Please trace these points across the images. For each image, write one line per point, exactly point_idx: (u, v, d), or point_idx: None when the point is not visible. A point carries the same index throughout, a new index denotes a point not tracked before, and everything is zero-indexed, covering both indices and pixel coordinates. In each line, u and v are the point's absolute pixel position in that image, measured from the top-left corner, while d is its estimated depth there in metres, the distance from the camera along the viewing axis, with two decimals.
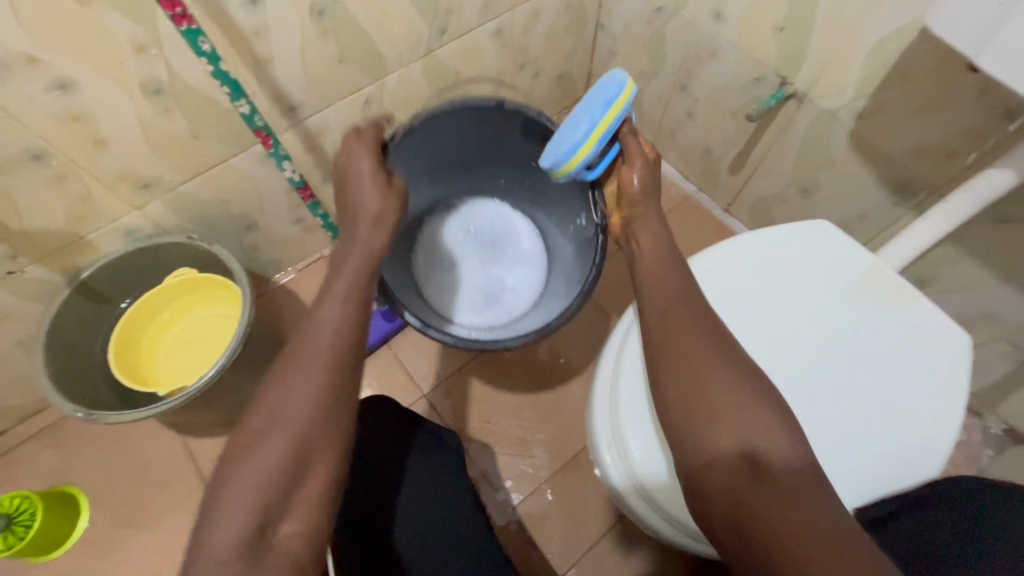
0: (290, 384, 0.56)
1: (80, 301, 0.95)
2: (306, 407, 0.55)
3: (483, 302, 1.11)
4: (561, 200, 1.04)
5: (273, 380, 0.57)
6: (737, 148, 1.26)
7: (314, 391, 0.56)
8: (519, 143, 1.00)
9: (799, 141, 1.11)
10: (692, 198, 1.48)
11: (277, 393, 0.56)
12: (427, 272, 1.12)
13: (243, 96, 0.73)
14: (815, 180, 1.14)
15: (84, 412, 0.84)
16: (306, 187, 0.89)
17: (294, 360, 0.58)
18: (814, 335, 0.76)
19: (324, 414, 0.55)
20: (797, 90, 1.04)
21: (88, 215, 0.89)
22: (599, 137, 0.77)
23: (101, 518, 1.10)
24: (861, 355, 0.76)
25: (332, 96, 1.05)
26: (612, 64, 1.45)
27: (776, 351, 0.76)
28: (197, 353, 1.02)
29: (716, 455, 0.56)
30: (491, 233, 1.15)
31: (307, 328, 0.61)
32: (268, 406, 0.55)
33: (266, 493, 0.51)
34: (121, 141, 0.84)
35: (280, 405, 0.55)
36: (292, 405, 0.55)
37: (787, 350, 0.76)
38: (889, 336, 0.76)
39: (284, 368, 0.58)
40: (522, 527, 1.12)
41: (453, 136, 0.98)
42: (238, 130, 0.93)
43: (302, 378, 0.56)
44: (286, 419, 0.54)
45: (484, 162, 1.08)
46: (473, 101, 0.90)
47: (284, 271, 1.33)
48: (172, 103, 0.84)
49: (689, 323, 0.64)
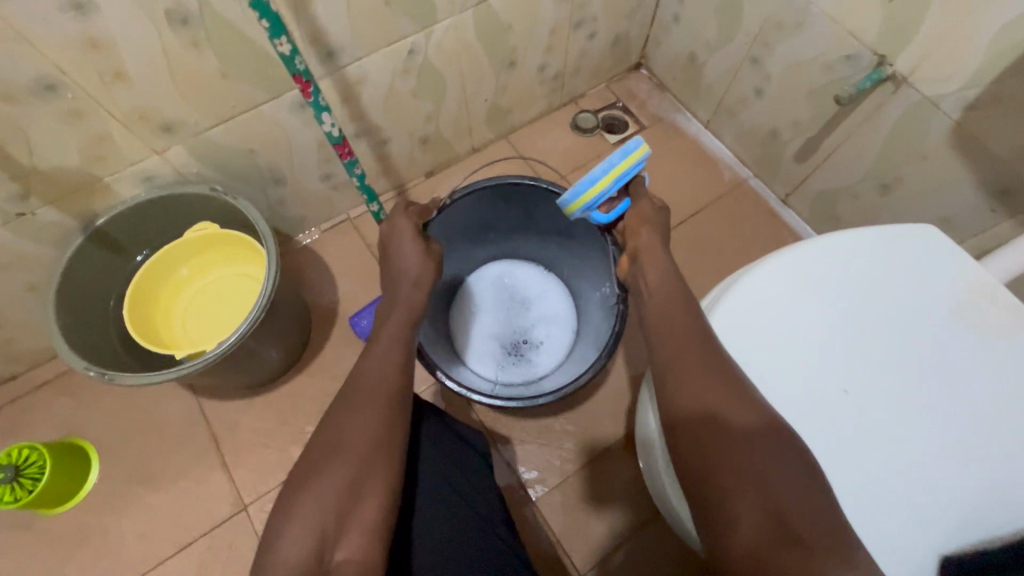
0: (349, 411, 0.59)
1: (95, 249, 0.89)
2: (364, 435, 0.58)
3: (510, 359, 1.06)
4: (591, 266, 1.00)
5: (333, 410, 0.60)
6: (809, 133, 1.15)
7: (370, 421, 0.59)
8: (551, 214, 0.98)
9: (886, 131, 1.00)
10: (748, 184, 1.36)
11: (338, 421, 0.59)
12: (458, 328, 1.08)
13: (284, 33, 0.63)
14: (897, 176, 1.03)
15: (97, 371, 0.78)
16: (345, 143, 0.80)
17: (351, 390, 0.61)
18: (915, 357, 0.68)
19: (380, 441, 0.58)
20: (895, 72, 0.93)
21: (105, 157, 0.82)
22: (617, 180, 0.72)
23: (111, 475, 1.06)
24: (960, 385, 0.67)
25: (374, 43, 0.95)
26: (674, 30, 1.32)
27: (862, 373, 0.67)
28: (217, 313, 0.96)
29: (744, 521, 0.50)
30: (526, 296, 1.11)
31: (364, 360, 0.64)
32: (329, 430, 0.58)
33: (331, 512, 0.54)
34: (143, 76, 0.75)
35: (340, 431, 0.58)
36: (355, 434, 0.58)
37: (882, 372, 0.67)
38: (1000, 363, 0.67)
39: (342, 398, 0.61)
40: (546, 529, 1.06)
41: (484, 208, 0.97)
42: (271, 73, 0.84)
43: (360, 408, 0.59)
44: (346, 444, 0.57)
45: (517, 235, 1.06)
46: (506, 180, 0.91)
47: (308, 231, 1.25)
48: (201, 36, 0.74)
49: (703, 368, 0.59)
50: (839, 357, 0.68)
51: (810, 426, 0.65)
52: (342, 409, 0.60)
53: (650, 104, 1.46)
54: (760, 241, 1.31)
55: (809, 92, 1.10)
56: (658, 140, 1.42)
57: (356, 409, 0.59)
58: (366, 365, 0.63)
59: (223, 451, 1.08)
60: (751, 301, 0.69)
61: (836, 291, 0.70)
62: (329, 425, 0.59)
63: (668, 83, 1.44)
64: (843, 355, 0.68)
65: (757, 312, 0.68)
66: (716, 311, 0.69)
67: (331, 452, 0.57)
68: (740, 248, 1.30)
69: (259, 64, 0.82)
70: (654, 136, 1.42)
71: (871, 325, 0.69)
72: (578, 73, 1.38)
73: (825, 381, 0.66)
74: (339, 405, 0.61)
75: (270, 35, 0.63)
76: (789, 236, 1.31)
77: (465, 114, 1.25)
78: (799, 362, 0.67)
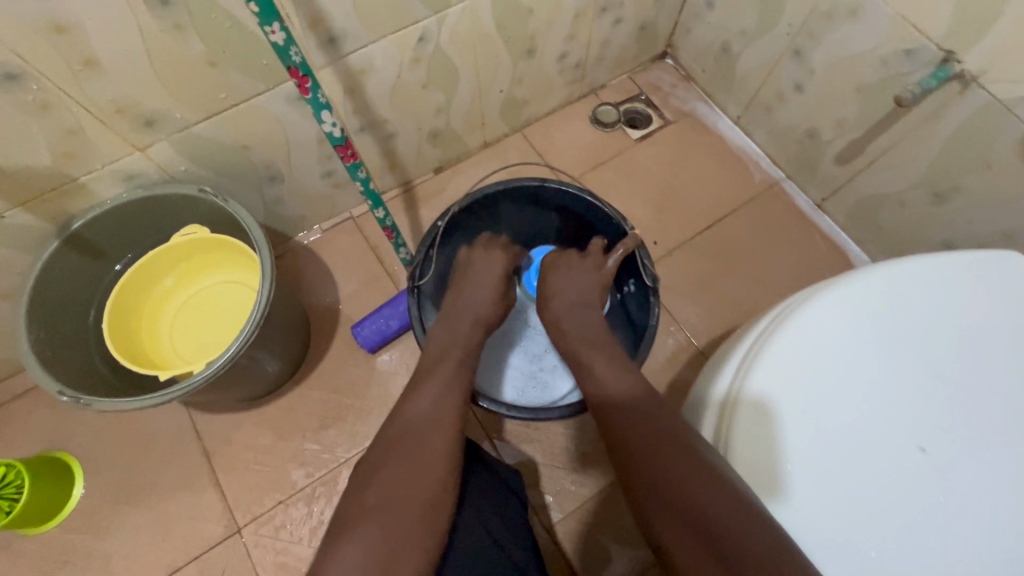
0: (403, 448, 0.60)
1: (70, 256, 0.80)
2: (420, 475, 0.58)
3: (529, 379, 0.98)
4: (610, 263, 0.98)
5: (382, 451, 0.60)
6: (855, 134, 1.05)
7: (427, 462, 0.59)
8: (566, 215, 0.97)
9: (947, 134, 0.90)
10: (780, 187, 1.26)
11: (395, 457, 0.59)
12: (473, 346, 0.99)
13: (277, 19, 0.54)
14: (955, 184, 0.94)
15: (71, 395, 0.70)
16: (348, 145, 0.71)
17: (406, 427, 0.62)
18: (996, 399, 0.62)
19: (431, 492, 0.58)
20: (964, 70, 0.83)
21: (79, 154, 0.73)
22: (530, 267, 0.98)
23: (97, 492, 0.99)
24: None
25: (382, 29, 0.85)
26: (706, 17, 1.21)
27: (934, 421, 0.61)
28: (208, 325, 0.89)
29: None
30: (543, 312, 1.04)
31: (411, 402, 0.66)
32: (385, 467, 0.58)
33: (376, 562, 0.52)
34: (118, 65, 0.66)
35: (398, 467, 0.58)
36: (409, 480, 0.57)
37: (959, 415, 0.61)
38: None
39: (395, 434, 0.62)
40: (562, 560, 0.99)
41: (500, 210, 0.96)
42: (264, 61, 0.74)
43: (415, 446, 0.60)
44: (402, 483, 0.57)
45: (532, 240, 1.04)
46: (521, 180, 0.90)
47: (308, 231, 1.17)
48: (183, 20, 0.65)
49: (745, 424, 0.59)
50: (910, 396, 0.62)
51: (877, 472, 0.59)
52: (398, 446, 0.60)
53: (675, 97, 1.35)
54: (792, 248, 1.21)
55: (859, 90, 1.00)
56: (684, 137, 1.32)
57: (414, 448, 0.60)
58: (417, 405, 0.65)
59: (215, 468, 1.01)
60: (816, 330, 0.63)
61: (911, 322, 0.64)
62: (383, 461, 0.59)
63: (696, 74, 1.34)
64: (916, 394, 0.62)
65: (821, 344, 0.62)
66: (776, 338, 0.63)
67: (387, 490, 0.56)
68: (770, 256, 1.21)
69: (253, 52, 0.73)
70: (680, 132, 1.32)
71: (941, 362, 0.63)
72: (600, 62, 1.27)
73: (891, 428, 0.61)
74: (393, 442, 0.61)
75: (260, 22, 0.53)
76: (824, 244, 1.21)
77: (478, 107, 1.16)
78: (867, 400, 0.61)
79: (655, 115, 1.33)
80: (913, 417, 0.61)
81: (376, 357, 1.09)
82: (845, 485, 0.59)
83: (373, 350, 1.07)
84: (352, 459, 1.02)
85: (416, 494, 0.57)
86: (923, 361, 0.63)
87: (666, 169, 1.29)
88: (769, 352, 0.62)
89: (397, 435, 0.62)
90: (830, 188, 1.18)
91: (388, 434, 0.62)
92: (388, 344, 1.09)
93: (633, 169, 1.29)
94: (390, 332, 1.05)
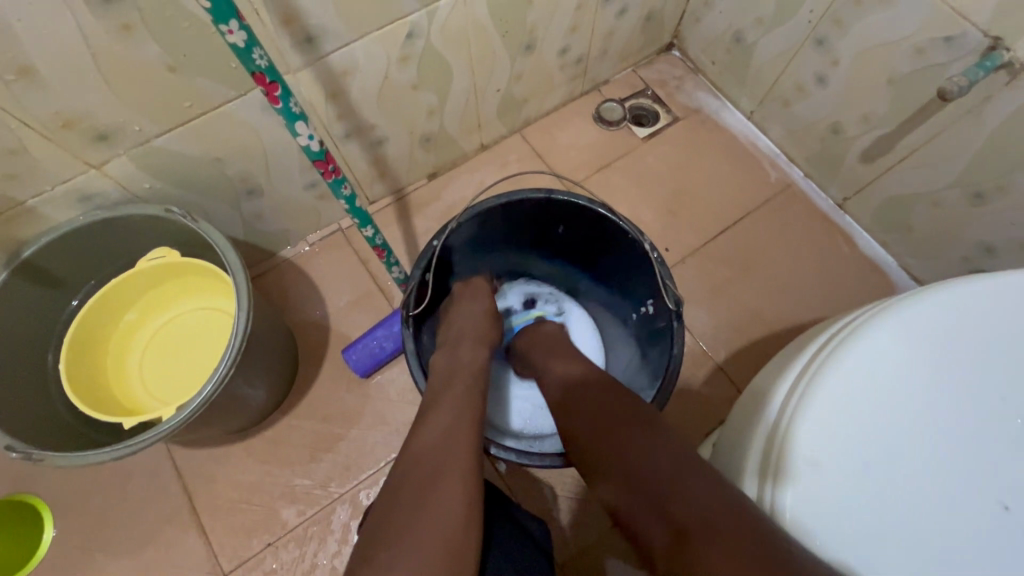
0: (419, 488, 0.51)
1: (24, 288, 0.72)
2: (440, 518, 0.49)
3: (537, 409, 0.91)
4: (621, 279, 0.89)
5: (398, 483, 0.52)
6: (884, 130, 0.97)
7: (447, 501, 0.50)
8: (571, 229, 0.87)
9: (992, 129, 0.82)
10: (799, 186, 1.18)
11: (409, 500, 0.50)
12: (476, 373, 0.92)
13: (235, 17, 0.45)
14: (1000, 183, 0.86)
15: (21, 450, 0.63)
16: (329, 159, 0.63)
17: (417, 463, 0.54)
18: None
19: (461, 533, 0.49)
20: (1015, 59, 0.75)
21: (23, 175, 0.64)
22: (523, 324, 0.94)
23: (69, 540, 0.91)
24: None
25: (365, 24, 0.76)
26: (717, 5, 1.13)
27: (1014, 470, 0.52)
28: (181, 356, 0.81)
29: None
30: None
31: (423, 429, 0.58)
32: (399, 512, 0.49)
33: None
34: (60, 72, 0.57)
35: (414, 510, 0.49)
36: (436, 515, 0.49)
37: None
38: None
39: (406, 474, 0.53)
40: None
41: (500, 227, 0.87)
42: (232, 64, 0.66)
43: (432, 482, 0.51)
44: (421, 526, 0.48)
45: (533, 256, 0.96)
46: (522, 194, 0.80)
47: (292, 245, 1.08)
48: (133, 18, 0.56)
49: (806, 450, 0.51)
50: (988, 442, 0.53)
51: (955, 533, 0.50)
52: (411, 486, 0.51)
53: (683, 92, 1.27)
54: (813, 253, 1.14)
55: (889, 81, 0.91)
56: (694, 135, 1.23)
57: (429, 487, 0.51)
58: (427, 436, 0.57)
59: (198, 508, 0.93)
60: (872, 366, 0.54)
61: (980, 354, 0.55)
62: (396, 505, 0.50)
63: (706, 67, 1.25)
64: (994, 439, 0.53)
65: (877, 378, 0.54)
66: (828, 376, 0.53)
67: (401, 538, 0.47)
68: (790, 261, 1.13)
69: (218, 54, 0.64)
70: (690, 130, 1.24)
71: (1016, 400, 0.54)
72: (603, 56, 1.19)
73: (963, 478, 0.51)
74: (404, 482, 0.52)
75: (215, 21, 0.45)
76: (847, 247, 1.13)
77: (474, 107, 1.07)
78: (938, 449, 0.52)
79: (663, 112, 1.25)
80: (993, 467, 0.52)
81: (370, 381, 1.01)
82: (923, 553, 0.49)
83: (366, 374, 0.99)
84: (346, 494, 0.95)
85: (437, 538, 0.47)
86: (998, 399, 0.54)
87: (676, 170, 1.20)
88: (820, 393, 0.53)
89: (410, 475, 0.53)
90: (854, 187, 1.10)
91: (399, 474, 0.54)
92: (384, 366, 1.02)
93: (641, 170, 1.21)
94: (385, 355, 0.97)
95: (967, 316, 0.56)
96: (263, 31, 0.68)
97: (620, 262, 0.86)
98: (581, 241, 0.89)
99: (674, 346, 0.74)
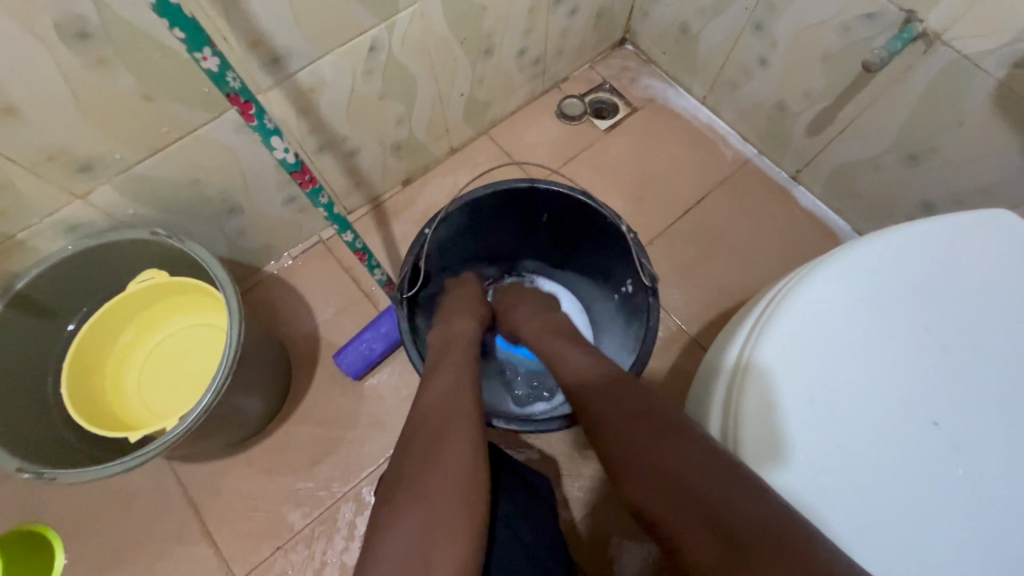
0: (429, 441, 0.55)
1: (19, 320, 0.75)
2: (451, 458, 0.53)
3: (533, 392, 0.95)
4: (603, 260, 0.94)
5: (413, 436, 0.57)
6: (825, 105, 1.04)
7: (456, 456, 0.54)
8: (553, 216, 0.92)
9: (918, 95, 0.89)
10: (755, 163, 1.25)
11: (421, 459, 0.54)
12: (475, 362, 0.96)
13: (207, 45, 0.49)
14: (932, 145, 0.94)
15: (32, 471, 0.66)
16: (305, 170, 0.66)
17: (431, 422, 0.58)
18: (1010, 364, 0.59)
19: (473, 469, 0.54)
20: (930, 29, 0.82)
21: (12, 210, 0.67)
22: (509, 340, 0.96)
23: (81, 565, 0.93)
24: None
25: (329, 43, 0.81)
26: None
27: (944, 392, 0.59)
28: (183, 368, 0.84)
29: None
30: None
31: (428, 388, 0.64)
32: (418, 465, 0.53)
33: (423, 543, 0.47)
34: (42, 110, 0.60)
35: (429, 465, 0.53)
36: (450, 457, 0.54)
37: (972, 384, 0.59)
38: None
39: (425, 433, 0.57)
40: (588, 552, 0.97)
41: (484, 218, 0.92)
42: (204, 89, 0.70)
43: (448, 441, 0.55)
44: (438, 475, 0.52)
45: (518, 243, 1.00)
46: (503, 185, 0.85)
47: (276, 260, 1.11)
48: (109, 53, 0.60)
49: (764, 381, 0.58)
50: (923, 370, 0.59)
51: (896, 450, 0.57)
52: (429, 443, 0.56)
53: (639, 83, 1.33)
54: (774, 225, 1.20)
55: (824, 58, 0.98)
56: (653, 123, 1.30)
57: (437, 442, 0.55)
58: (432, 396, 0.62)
59: (206, 520, 0.96)
60: (815, 311, 0.61)
61: (909, 296, 0.62)
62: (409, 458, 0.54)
63: (658, 58, 1.32)
64: (926, 367, 0.59)
65: (819, 323, 0.60)
66: (777, 325, 0.60)
67: (418, 485, 0.51)
68: (753, 234, 1.20)
69: (190, 81, 0.68)
70: (649, 118, 1.30)
71: (942, 330, 0.61)
72: (559, 55, 1.24)
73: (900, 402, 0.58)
74: (419, 439, 0.56)
75: (190, 50, 0.49)
76: (805, 217, 1.20)
77: (441, 113, 1.12)
78: (880, 381, 0.59)
79: (621, 103, 1.31)
80: (928, 392, 0.59)
81: (364, 383, 1.05)
82: (870, 472, 0.56)
83: (359, 376, 1.03)
84: (350, 492, 0.98)
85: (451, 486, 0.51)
86: (928, 333, 0.61)
87: (640, 158, 1.26)
88: (771, 340, 0.60)
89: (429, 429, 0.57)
90: (805, 160, 1.17)
91: (412, 433, 0.58)
92: (376, 367, 1.05)
93: (606, 161, 1.26)
94: (376, 355, 1.01)
95: (897, 261, 0.63)
96: (232, 56, 0.72)
97: (600, 245, 0.91)
98: (562, 226, 0.93)
99: (652, 315, 0.80)
